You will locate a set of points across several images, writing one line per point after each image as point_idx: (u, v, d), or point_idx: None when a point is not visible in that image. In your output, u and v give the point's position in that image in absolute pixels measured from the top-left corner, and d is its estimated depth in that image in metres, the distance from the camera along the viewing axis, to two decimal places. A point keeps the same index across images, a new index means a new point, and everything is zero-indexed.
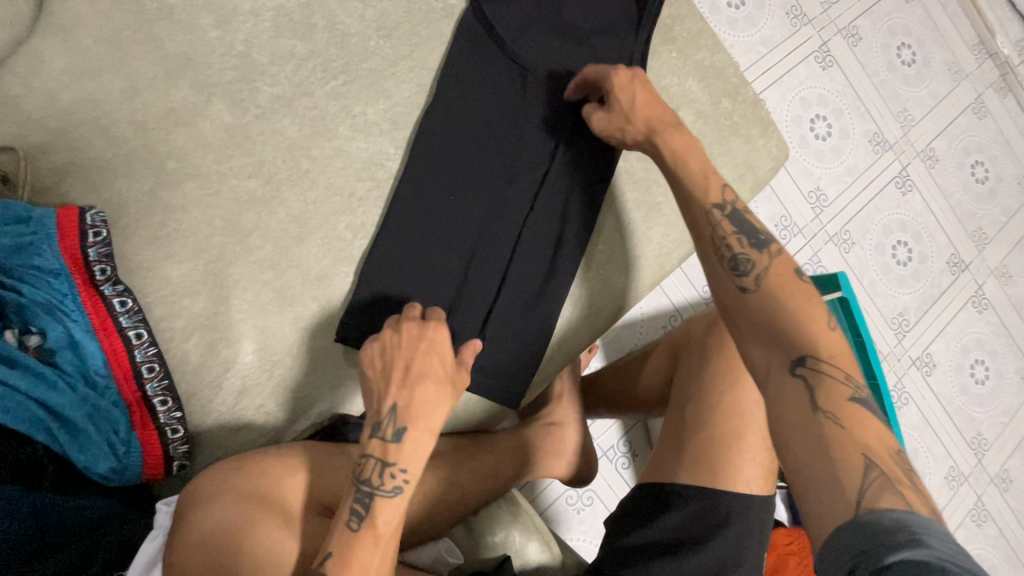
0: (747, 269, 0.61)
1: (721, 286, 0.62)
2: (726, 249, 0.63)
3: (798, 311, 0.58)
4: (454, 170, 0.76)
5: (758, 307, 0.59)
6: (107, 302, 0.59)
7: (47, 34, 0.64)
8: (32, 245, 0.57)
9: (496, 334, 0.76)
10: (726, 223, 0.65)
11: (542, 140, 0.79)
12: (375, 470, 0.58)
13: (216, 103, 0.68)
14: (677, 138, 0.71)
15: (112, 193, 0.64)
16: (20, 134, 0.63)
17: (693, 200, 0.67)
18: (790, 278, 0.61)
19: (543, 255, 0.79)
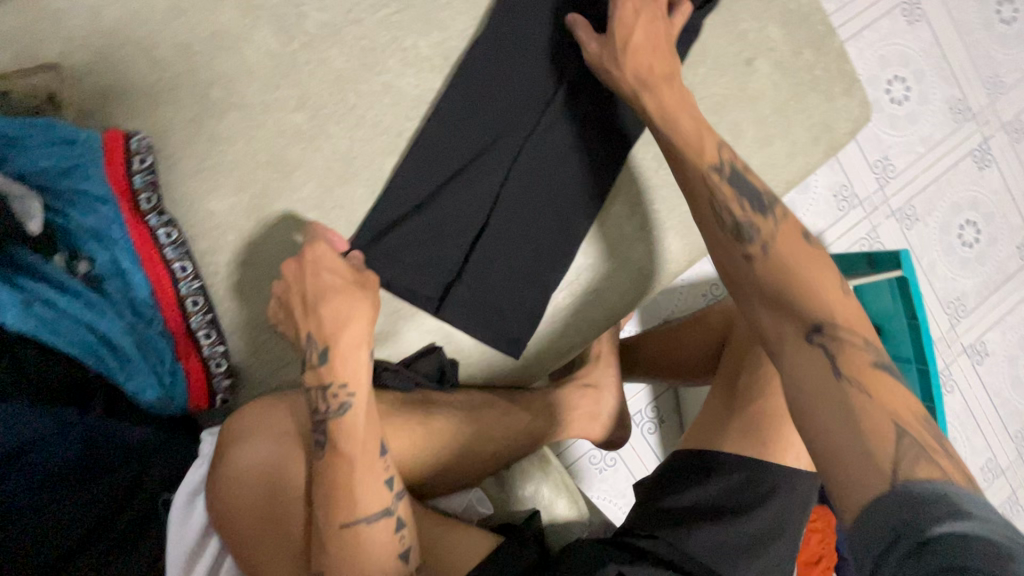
0: (754, 236, 0.59)
1: (728, 255, 0.60)
2: (726, 213, 0.60)
3: (810, 275, 0.56)
4: (503, 111, 0.70)
5: (769, 273, 0.57)
6: (153, 233, 0.58)
7: None
8: (80, 169, 0.56)
9: (519, 282, 0.72)
10: (726, 187, 0.61)
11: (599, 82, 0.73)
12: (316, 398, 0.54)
13: (262, 28, 0.64)
14: (668, 94, 0.65)
15: (157, 120, 0.62)
16: (65, 52, 0.60)
17: (689, 154, 0.63)
18: (793, 239, 0.59)
19: (595, 208, 0.73)
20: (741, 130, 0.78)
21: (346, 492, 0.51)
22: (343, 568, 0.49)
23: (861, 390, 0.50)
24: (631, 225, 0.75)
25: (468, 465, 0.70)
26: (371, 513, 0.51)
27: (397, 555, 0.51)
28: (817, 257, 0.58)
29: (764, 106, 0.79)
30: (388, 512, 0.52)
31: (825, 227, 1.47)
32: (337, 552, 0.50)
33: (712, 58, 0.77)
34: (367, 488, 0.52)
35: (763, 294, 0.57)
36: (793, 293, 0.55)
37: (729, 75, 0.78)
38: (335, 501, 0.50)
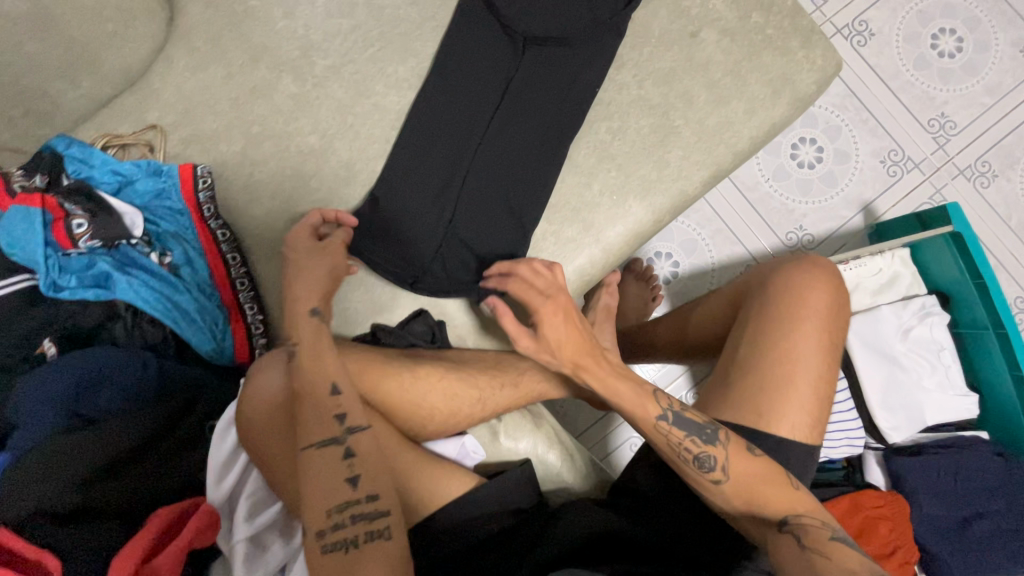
0: (712, 464, 0.68)
1: (699, 484, 0.69)
2: (687, 452, 0.69)
3: (766, 493, 0.67)
4: (464, 112, 0.84)
5: (736, 495, 0.68)
6: (213, 233, 0.81)
7: (176, 43, 0.88)
8: (165, 191, 0.80)
9: (490, 255, 0.84)
10: (675, 428, 0.70)
11: (546, 76, 0.84)
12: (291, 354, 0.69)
13: (285, 78, 0.87)
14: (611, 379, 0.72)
15: (218, 154, 0.86)
16: (161, 116, 0.87)
17: (637, 416, 0.72)
18: (750, 465, 0.68)
19: (552, 180, 0.83)
20: (693, 95, 0.84)
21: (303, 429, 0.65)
22: (307, 481, 0.63)
23: (823, 553, 0.63)
24: (591, 192, 0.84)
25: (456, 417, 0.80)
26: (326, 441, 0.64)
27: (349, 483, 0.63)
28: (755, 476, 0.67)
29: (715, 71, 0.84)
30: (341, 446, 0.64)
31: (875, 195, 1.38)
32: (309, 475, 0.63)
33: (656, 38, 0.85)
34: (323, 418, 0.65)
35: (743, 513, 0.69)
36: (757, 500, 0.67)
37: (675, 49, 0.85)
38: (313, 424, 0.65)
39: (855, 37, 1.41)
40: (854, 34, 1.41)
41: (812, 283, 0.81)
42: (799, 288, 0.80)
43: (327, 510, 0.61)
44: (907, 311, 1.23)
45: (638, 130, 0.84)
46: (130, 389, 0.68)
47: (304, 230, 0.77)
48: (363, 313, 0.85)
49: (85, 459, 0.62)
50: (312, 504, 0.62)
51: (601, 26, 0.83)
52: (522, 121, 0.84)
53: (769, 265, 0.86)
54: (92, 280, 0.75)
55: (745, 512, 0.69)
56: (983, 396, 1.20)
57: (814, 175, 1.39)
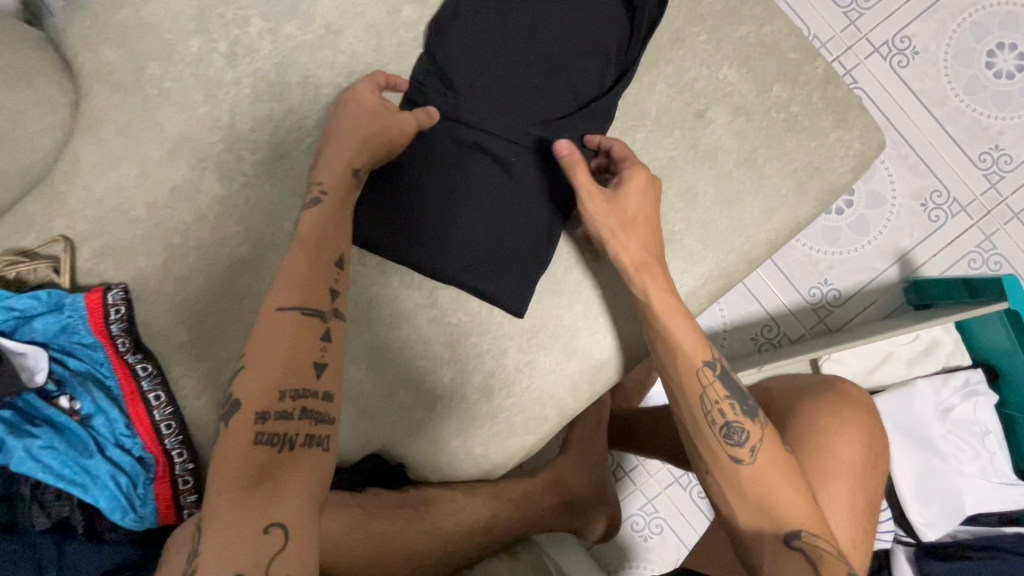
0: (740, 439, 0.63)
1: (716, 455, 0.63)
2: (717, 410, 0.64)
3: (780, 496, 0.61)
4: (415, 214, 0.69)
5: (747, 479, 0.61)
6: (132, 368, 0.70)
7: (82, 136, 0.74)
8: (71, 325, 0.69)
9: (451, 389, 0.70)
10: (718, 384, 0.64)
11: (517, 172, 0.70)
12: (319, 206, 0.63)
13: (209, 176, 0.73)
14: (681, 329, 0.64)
15: (136, 269, 0.74)
16: (69, 225, 0.74)
17: (681, 352, 0.64)
18: (782, 456, 0.62)
19: (525, 294, 0.69)
20: (699, 192, 0.69)
21: (277, 370, 0.56)
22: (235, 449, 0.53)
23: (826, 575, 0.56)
24: (572, 315, 0.70)
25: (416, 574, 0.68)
26: (299, 420, 0.56)
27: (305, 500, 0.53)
28: (783, 474, 0.61)
29: (725, 161, 0.69)
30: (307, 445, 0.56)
31: (912, 244, 1.21)
32: (250, 452, 0.53)
33: (654, 119, 0.69)
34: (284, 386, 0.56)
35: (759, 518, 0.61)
36: (767, 504, 0.61)
37: (677, 133, 0.69)
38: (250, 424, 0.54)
39: (895, 57, 1.21)
40: (893, 53, 1.21)
41: (842, 413, 0.69)
42: (831, 413, 0.69)
43: (256, 514, 0.50)
44: (948, 388, 1.08)
45: None
46: None
47: (375, 92, 0.66)
48: None
49: None
50: (242, 503, 0.50)
51: (583, 113, 0.69)
52: (489, 223, 0.69)
53: (788, 393, 0.74)
54: None
55: (746, 509, 0.62)
56: None
57: (842, 221, 1.22)
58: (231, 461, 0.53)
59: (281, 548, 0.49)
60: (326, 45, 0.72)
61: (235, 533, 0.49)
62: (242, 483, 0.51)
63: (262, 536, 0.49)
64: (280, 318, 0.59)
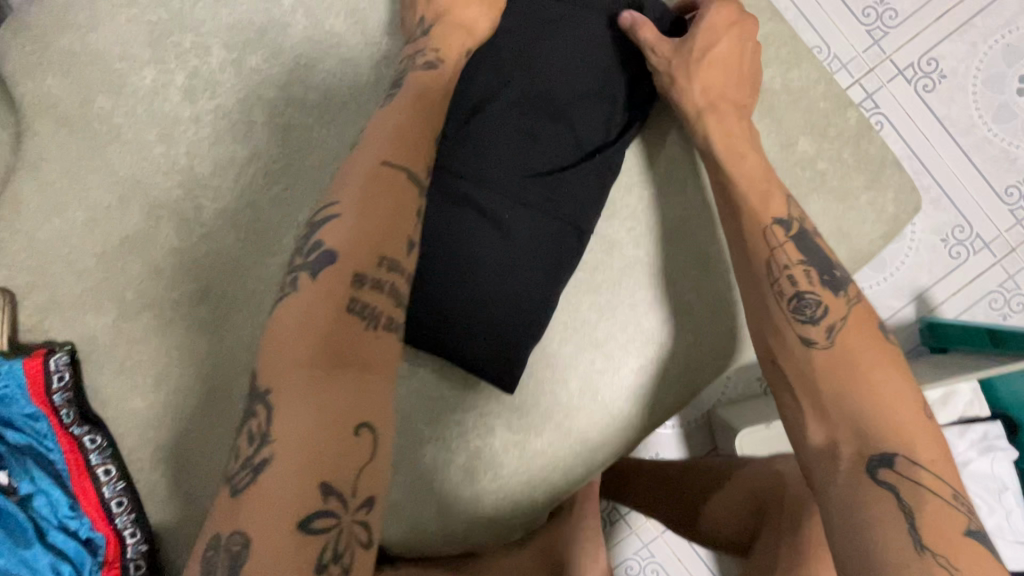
0: (815, 315, 0.55)
1: (784, 339, 0.55)
2: (788, 281, 0.56)
3: (884, 398, 0.51)
4: None
5: (827, 368, 0.53)
6: (79, 441, 0.63)
7: (24, 176, 0.67)
8: (8, 395, 0.62)
9: (432, 472, 0.63)
10: (791, 243, 0.58)
11: (512, 230, 0.61)
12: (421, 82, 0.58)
13: (165, 225, 0.65)
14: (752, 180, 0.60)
15: (83, 328, 0.66)
16: (8, 276, 0.66)
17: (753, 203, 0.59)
18: (888, 357, 0.53)
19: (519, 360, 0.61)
20: None
21: (371, 236, 0.48)
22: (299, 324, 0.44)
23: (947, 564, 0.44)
24: (568, 390, 0.63)
25: None
26: (383, 295, 0.47)
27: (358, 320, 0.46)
28: (883, 359, 0.53)
29: None
30: (390, 328, 0.47)
31: (932, 282, 1.14)
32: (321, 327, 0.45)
33: None
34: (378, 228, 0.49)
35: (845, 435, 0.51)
36: (866, 415, 0.50)
37: None
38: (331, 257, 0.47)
39: (921, 81, 1.13)
40: (919, 76, 1.13)
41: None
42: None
43: (346, 428, 0.42)
44: (964, 440, 1.02)
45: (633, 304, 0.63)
46: None
47: None
48: None
49: None
50: (325, 383, 0.43)
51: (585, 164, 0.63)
52: (478, 282, 0.60)
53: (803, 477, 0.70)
54: None
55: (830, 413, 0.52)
56: None
57: None
58: (331, 357, 0.44)
59: (371, 458, 0.42)
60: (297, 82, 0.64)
61: (322, 420, 0.41)
62: (320, 364, 0.43)
63: (354, 436, 0.41)
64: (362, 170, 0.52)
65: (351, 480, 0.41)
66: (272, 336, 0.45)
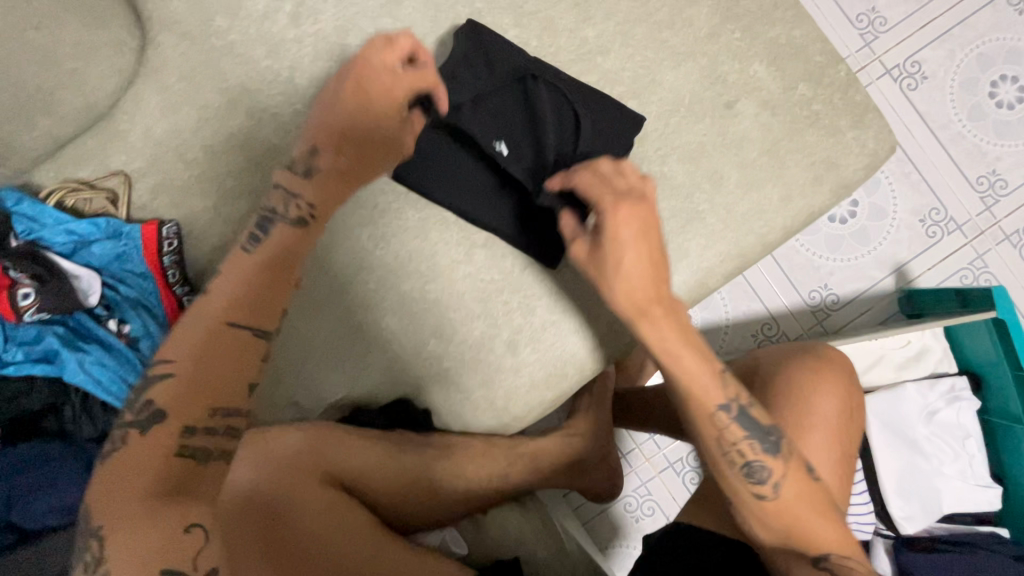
0: (763, 476, 0.64)
1: (739, 493, 0.65)
2: (739, 452, 0.65)
3: (810, 528, 0.63)
4: (462, 171, 0.75)
5: (778, 518, 0.64)
6: (179, 300, 0.75)
7: (145, 78, 0.78)
8: (126, 253, 0.73)
9: (481, 342, 0.75)
10: (734, 426, 0.65)
11: (544, 137, 0.71)
12: (291, 227, 0.66)
13: (265, 127, 0.77)
14: (669, 325, 0.67)
15: (188, 209, 0.78)
16: (127, 162, 0.78)
17: (695, 399, 0.66)
18: (806, 487, 0.64)
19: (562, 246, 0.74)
20: (724, 175, 0.74)
21: (193, 356, 0.55)
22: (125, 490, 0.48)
23: None
24: None
25: (438, 505, 0.75)
26: (216, 437, 0.53)
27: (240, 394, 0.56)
28: (801, 507, 0.63)
29: (750, 150, 0.74)
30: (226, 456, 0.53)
31: (910, 257, 1.28)
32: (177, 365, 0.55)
33: (687, 104, 0.75)
34: (216, 368, 0.56)
35: (782, 541, 0.64)
36: (795, 530, 0.63)
37: (707, 121, 0.74)
38: (189, 370, 0.55)
39: (906, 80, 1.28)
40: (904, 76, 1.28)
41: (831, 372, 0.73)
42: (813, 382, 0.72)
43: (177, 514, 0.47)
44: (934, 392, 1.14)
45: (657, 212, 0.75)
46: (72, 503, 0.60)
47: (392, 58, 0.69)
48: (337, 395, 0.76)
49: None
50: (167, 507, 0.47)
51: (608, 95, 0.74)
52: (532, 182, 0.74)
53: (775, 355, 0.77)
54: (40, 354, 0.68)
55: (772, 532, 0.64)
56: (1006, 488, 1.13)
57: (846, 229, 1.29)
58: (212, 370, 0.55)
59: (202, 547, 0.46)
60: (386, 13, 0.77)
61: (150, 533, 0.45)
62: (156, 491, 0.48)
63: (183, 534, 0.46)
64: (245, 259, 0.63)
65: (188, 564, 0.45)
66: (108, 474, 0.49)
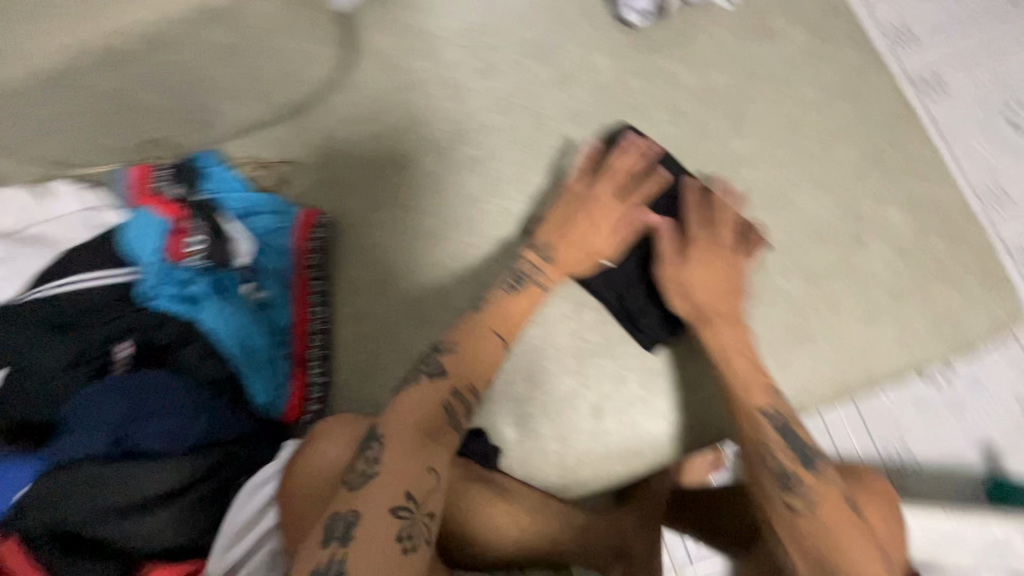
0: (798, 489, 0.60)
1: (768, 503, 0.61)
2: (773, 457, 0.62)
3: (855, 558, 0.56)
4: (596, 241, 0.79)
5: (810, 534, 0.57)
6: (310, 280, 0.81)
7: (343, 92, 0.90)
8: (282, 230, 0.83)
9: (569, 395, 0.77)
10: (774, 432, 0.64)
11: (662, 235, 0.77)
12: (535, 289, 0.75)
13: (429, 154, 0.87)
14: (729, 335, 0.71)
15: (340, 207, 0.86)
16: (305, 155, 0.89)
17: (738, 396, 0.68)
18: (849, 514, 0.59)
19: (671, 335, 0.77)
20: (843, 304, 0.76)
21: (400, 435, 0.59)
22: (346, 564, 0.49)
23: None
24: (698, 369, 0.77)
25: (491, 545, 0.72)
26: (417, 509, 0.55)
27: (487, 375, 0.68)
28: (852, 524, 0.58)
29: (874, 287, 0.76)
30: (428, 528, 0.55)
31: None
32: (422, 390, 0.64)
33: (820, 230, 0.78)
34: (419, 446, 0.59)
35: None
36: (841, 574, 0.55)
37: (837, 249, 0.77)
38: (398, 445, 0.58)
39: None
40: None
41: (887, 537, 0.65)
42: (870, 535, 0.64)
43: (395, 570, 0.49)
44: None
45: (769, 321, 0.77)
46: (175, 432, 0.66)
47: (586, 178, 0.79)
48: None
49: (99, 489, 0.61)
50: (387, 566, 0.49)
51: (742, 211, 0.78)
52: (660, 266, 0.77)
53: None
54: (185, 295, 0.76)
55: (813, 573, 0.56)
56: None
57: None
58: (417, 448, 0.59)
59: None
60: (560, 87, 0.87)
61: None
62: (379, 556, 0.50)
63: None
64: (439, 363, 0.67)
65: None
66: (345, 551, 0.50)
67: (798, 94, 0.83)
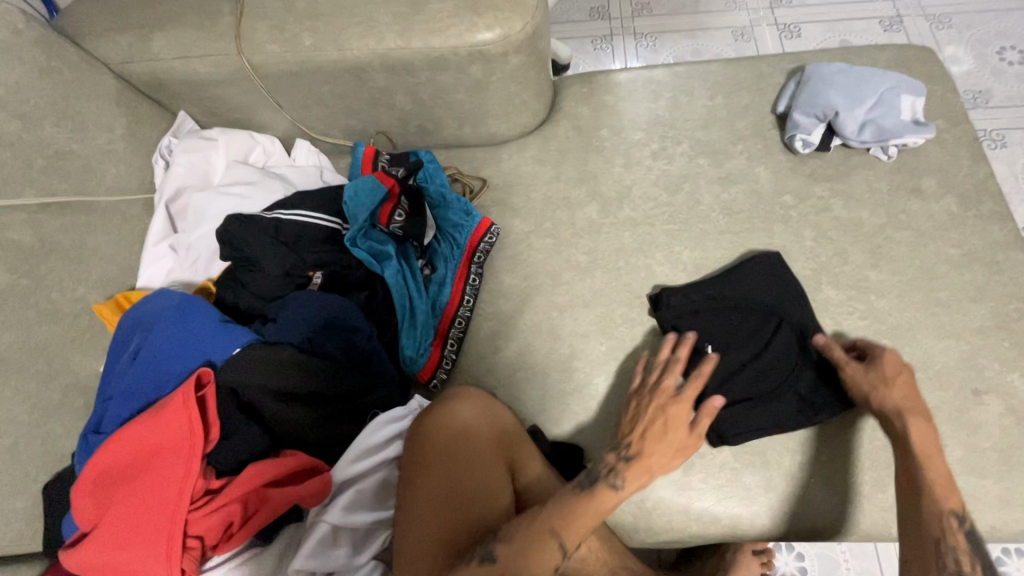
0: None
1: None
2: (953, 560, 0.67)
3: None
4: (719, 327, 0.88)
5: None
6: (469, 273, 0.96)
7: (536, 137, 1.09)
8: (461, 226, 0.97)
9: None
10: (959, 536, 0.69)
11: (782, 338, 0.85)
12: (609, 490, 0.69)
13: (594, 205, 1.02)
14: (928, 433, 0.75)
15: (508, 225, 1.02)
16: (492, 177, 1.07)
17: (929, 495, 0.71)
18: None
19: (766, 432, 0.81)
20: (948, 445, 0.79)
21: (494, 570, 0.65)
22: None
23: None
24: (789, 459, 0.82)
25: None
26: None
27: (556, 558, 0.67)
28: None
29: (983, 440, 0.79)
30: None
31: None
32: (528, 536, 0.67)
33: (937, 371, 0.83)
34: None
35: None
36: None
37: (951, 393, 0.82)
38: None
39: None
40: None
41: None
42: None
43: None
44: None
45: (869, 438, 0.81)
46: (342, 352, 0.79)
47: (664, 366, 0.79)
48: (528, 410, 0.89)
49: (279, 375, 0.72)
50: None
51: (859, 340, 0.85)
52: (773, 359, 0.85)
53: None
54: (375, 252, 0.90)
55: None
56: None
57: None
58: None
59: None
60: (720, 183, 1.01)
61: None
62: None
63: None
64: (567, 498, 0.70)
65: None
66: None
67: (937, 248, 0.91)
